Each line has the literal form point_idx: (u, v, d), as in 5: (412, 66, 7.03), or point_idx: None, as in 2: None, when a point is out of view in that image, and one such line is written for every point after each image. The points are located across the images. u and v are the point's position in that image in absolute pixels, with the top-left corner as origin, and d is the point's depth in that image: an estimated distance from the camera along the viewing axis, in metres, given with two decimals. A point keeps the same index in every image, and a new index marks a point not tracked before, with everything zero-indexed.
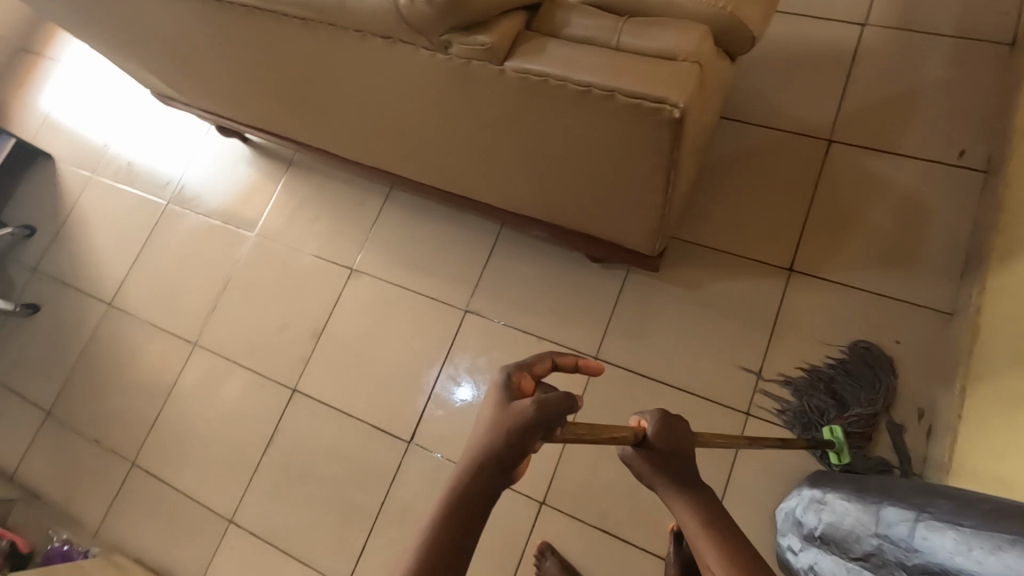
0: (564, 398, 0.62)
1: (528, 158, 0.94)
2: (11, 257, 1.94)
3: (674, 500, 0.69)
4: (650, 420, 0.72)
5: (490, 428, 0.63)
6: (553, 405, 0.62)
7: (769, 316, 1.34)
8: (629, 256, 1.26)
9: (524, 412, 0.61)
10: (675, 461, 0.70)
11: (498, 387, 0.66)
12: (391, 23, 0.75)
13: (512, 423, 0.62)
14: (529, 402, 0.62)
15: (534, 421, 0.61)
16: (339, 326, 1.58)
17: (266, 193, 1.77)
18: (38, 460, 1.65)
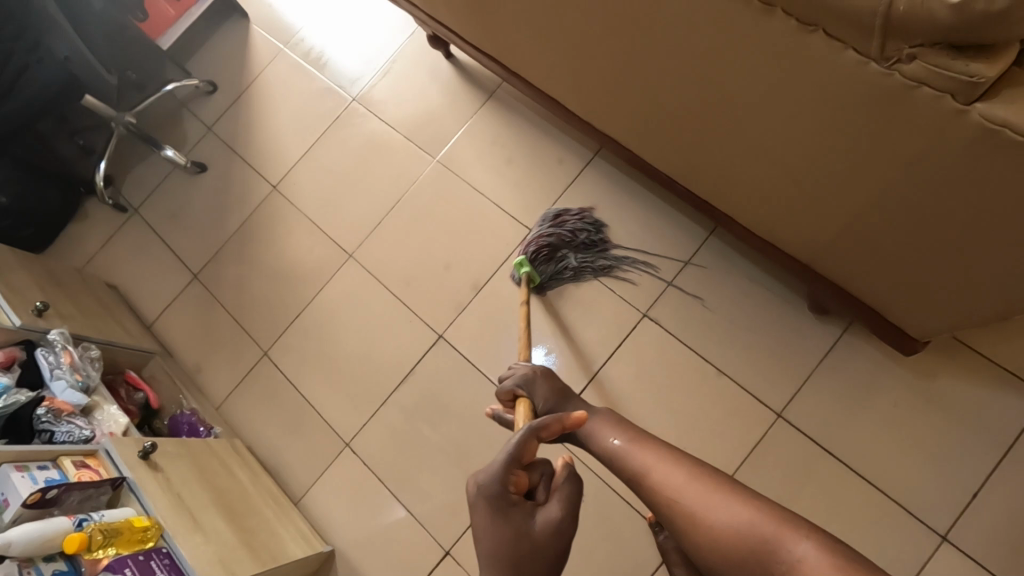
0: (575, 478, 0.74)
1: (879, 194, 0.79)
2: (188, 109, 1.92)
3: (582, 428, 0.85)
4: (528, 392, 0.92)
5: (529, 552, 0.67)
6: (574, 500, 0.73)
7: (1006, 438, 1.15)
8: (883, 331, 1.07)
9: (557, 519, 0.70)
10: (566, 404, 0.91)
11: (511, 506, 0.70)
12: (842, 14, 0.60)
13: (552, 532, 0.69)
14: (554, 508, 0.71)
15: (567, 518, 0.71)
16: (502, 286, 1.48)
17: (459, 120, 1.65)
18: (180, 319, 1.68)
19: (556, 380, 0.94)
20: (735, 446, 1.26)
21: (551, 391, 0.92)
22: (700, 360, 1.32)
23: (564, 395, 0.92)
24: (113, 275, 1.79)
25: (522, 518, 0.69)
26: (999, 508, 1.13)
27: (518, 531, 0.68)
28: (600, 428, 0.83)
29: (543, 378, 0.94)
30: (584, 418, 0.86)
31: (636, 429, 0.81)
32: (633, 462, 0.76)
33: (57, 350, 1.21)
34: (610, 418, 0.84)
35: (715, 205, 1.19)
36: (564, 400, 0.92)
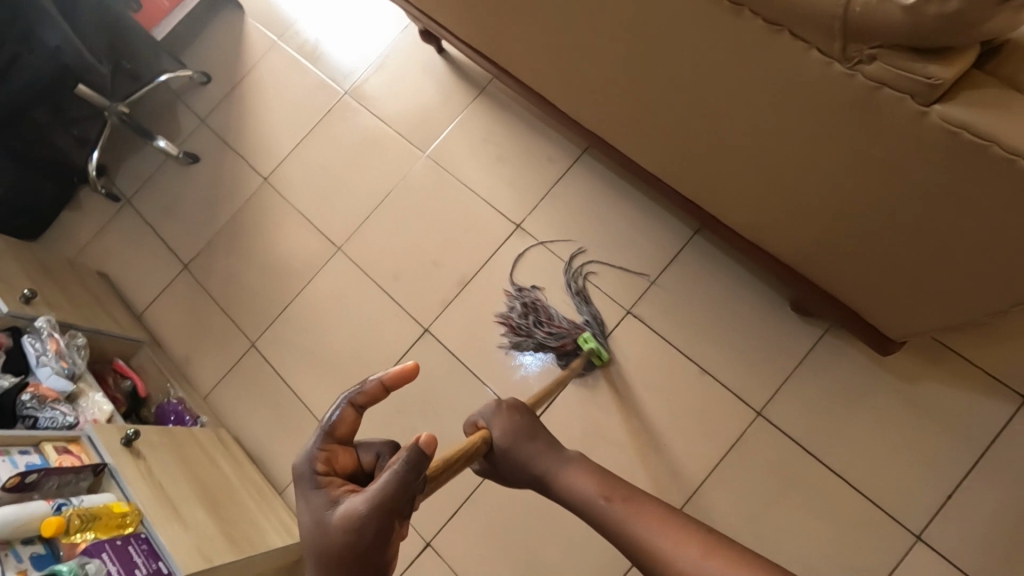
0: (402, 467, 0.62)
1: (852, 194, 0.80)
2: (182, 100, 1.92)
3: (558, 475, 0.82)
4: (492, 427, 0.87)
5: (326, 535, 0.65)
6: (392, 490, 0.63)
7: (984, 440, 1.16)
8: (860, 331, 1.07)
9: (358, 507, 0.63)
10: (532, 438, 0.86)
11: (315, 488, 0.69)
12: (804, 14, 0.61)
13: (350, 518, 0.64)
14: (358, 499, 0.63)
15: (369, 514, 0.63)
16: (489, 280, 1.49)
17: (451, 116, 1.65)
18: (170, 308, 1.70)
19: (528, 418, 0.89)
20: (715, 443, 1.27)
21: (520, 432, 0.87)
22: (682, 358, 1.33)
23: (533, 428, 0.87)
24: (105, 265, 1.80)
25: (329, 499, 0.67)
26: (974, 509, 1.13)
27: (319, 512, 0.67)
28: (577, 475, 0.81)
29: (506, 412, 0.89)
30: (561, 465, 0.83)
31: (615, 480, 0.79)
32: (622, 521, 0.74)
33: (44, 337, 1.22)
34: (589, 466, 0.82)
35: (698, 204, 1.20)
36: (530, 436, 0.86)
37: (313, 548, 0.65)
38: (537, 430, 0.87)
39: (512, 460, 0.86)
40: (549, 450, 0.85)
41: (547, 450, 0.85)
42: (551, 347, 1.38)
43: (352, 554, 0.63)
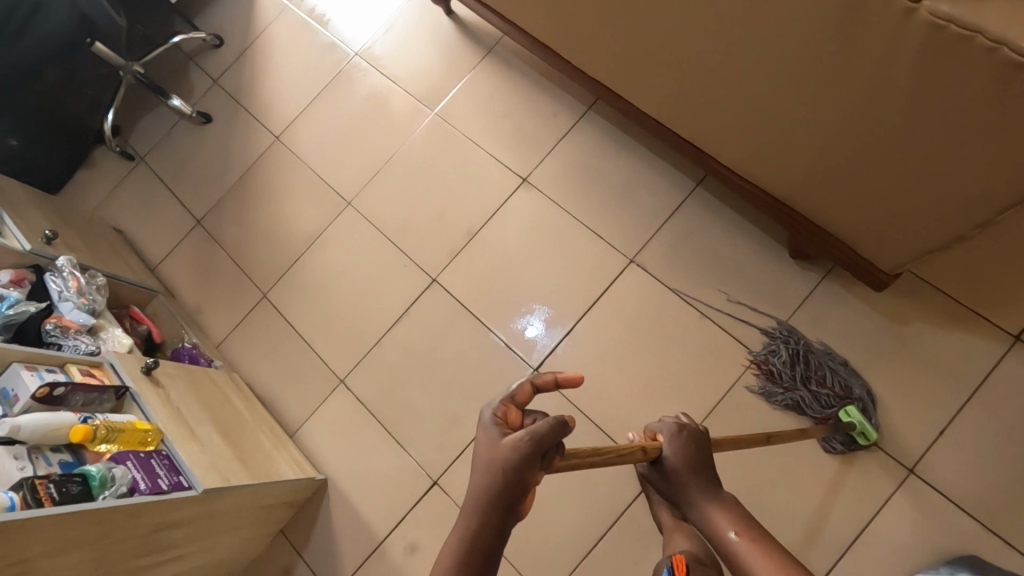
0: (558, 422, 0.56)
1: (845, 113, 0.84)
2: (195, 62, 1.96)
3: (711, 524, 0.60)
4: (666, 436, 0.66)
5: (490, 467, 0.57)
6: (546, 436, 0.56)
7: (975, 378, 1.19)
8: (852, 270, 1.11)
9: (519, 441, 0.56)
10: (703, 476, 0.63)
11: (484, 427, 0.60)
12: None
13: (513, 455, 0.56)
14: (523, 433, 0.56)
15: (529, 453, 0.56)
16: (496, 232, 1.53)
17: (459, 74, 1.68)
18: (183, 262, 1.74)
19: (707, 446, 0.66)
20: (714, 383, 1.31)
21: (691, 456, 0.64)
22: (682, 304, 1.37)
23: (706, 464, 0.64)
24: (119, 221, 1.84)
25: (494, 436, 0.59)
26: (964, 444, 1.17)
27: (487, 445, 0.59)
28: (733, 531, 0.58)
29: (687, 436, 0.66)
30: (716, 512, 0.60)
31: (788, 567, 0.55)
32: None
33: (64, 275, 1.27)
34: (758, 535, 0.57)
35: (700, 147, 1.23)
36: (700, 468, 0.63)
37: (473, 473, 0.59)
38: (710, 471, 0.63)
39: (669, 482, 0.64)
40: (708, 492, 0.61)
41: (708, 490, 0.62)
42: (810, 415, 1.23)
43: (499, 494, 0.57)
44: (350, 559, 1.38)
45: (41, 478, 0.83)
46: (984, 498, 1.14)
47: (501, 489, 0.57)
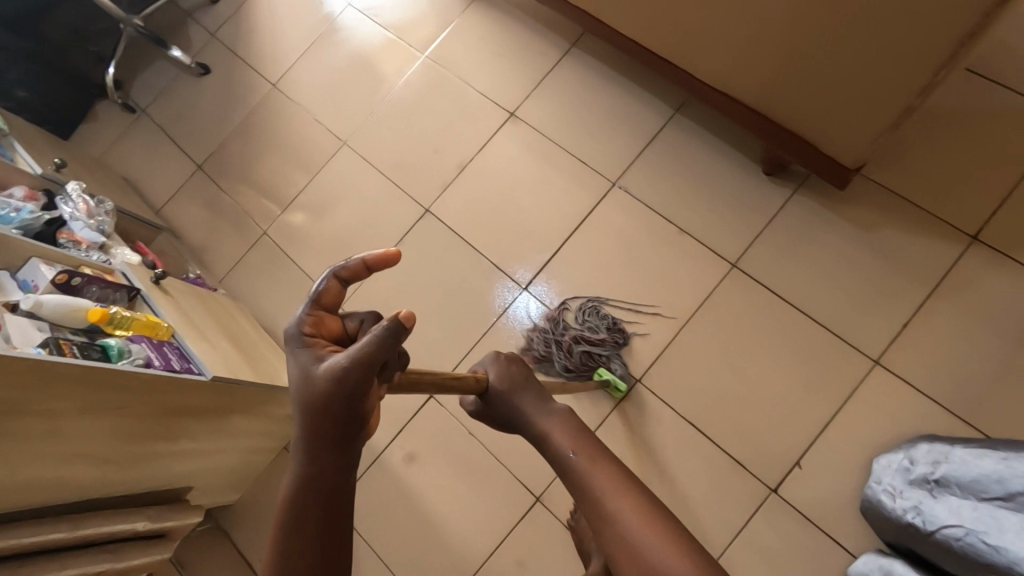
0: (388, 329, 0.54)
1: None
2: (194, 17, 2.02)
3: (540, 427, 0.74)
4: (490, 368, 0.80)
5: (308, 396, 0.55)
6: (372, 353, 0.54)
7: (936, 276, 1.27)
8: (821, 171, 1.19)
9: (339, 365, 0.54)
10: (528, 391, 0.78)
11: (299, 349, 0.57)
12: None
13: (333, 382, 0.54)
14: (342, 358, 0.54)
15: (353, 375, 0.54)
16: (486, 163, 1.60)
17: (448, 18, 1.75)
18: (187, 204, 1.81)
19: (524, 367, 0.80)
20: (693, 293, 1.39)
21: (512, 376, 0.79)
22: (662, 222, 1.44)
23: (529, 382, 0.78)
24: (124, 169, 1.91)
25: (311, 359, 0.56)
26: (926, 336, 1.25)
27: (301, 374, 0.56)
28: (563, 440, 0.71)
29: (504, 362, 0.80)
30: (544, 415, 0.75)
31: (599, 445, 0.70)
32: (588, 481, 0.67)
33: (75, 199, 1.33)
34: (572, 422, 0.74)
35: (676, 63, 1.30)
36: (523, 383, 0.79)
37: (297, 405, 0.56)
38: (533, 387, 0.79)
39: (500, 401, 0.78)
40: (541, 409, 0.76)
41: (534, 405, 0.77)
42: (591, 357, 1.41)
43: (329, 417, 0.55)
44: None
45: (66, 341, 0.94)
46: (943, 385, 1.21)
47: (323, 407, 0.55)
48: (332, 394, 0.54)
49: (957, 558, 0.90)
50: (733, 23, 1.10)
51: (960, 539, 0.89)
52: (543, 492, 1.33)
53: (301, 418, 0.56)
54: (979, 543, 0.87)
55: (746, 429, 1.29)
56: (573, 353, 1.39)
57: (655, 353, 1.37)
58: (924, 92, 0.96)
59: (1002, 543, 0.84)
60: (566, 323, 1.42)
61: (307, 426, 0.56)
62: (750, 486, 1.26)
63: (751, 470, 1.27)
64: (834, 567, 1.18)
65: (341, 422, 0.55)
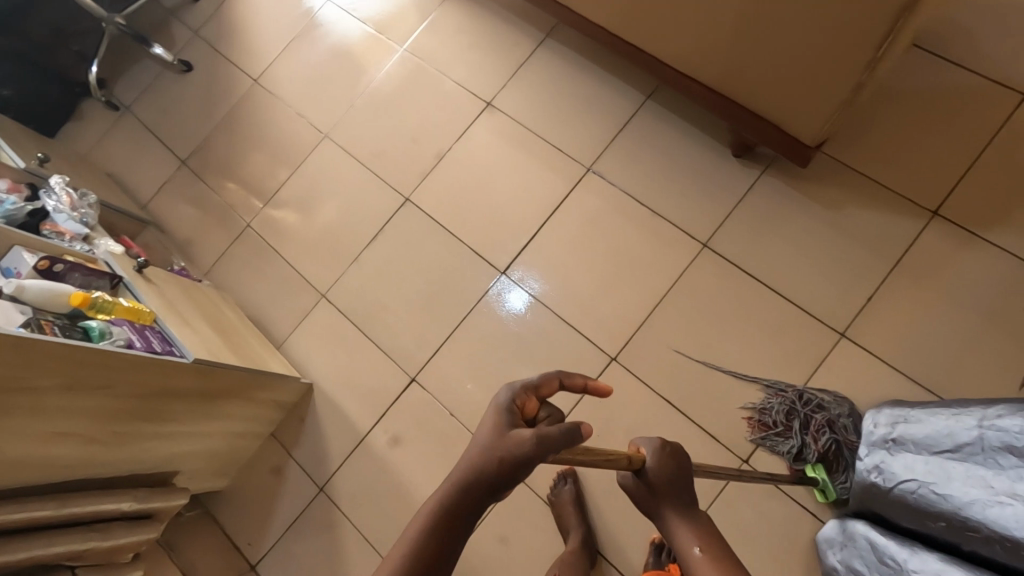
0: (569, 429, 0.61)
1: None
2: (176, 16, 2.05)
3: (677, 528, 0.69)
4: (649, 450, 0.73)
5: (488, 452, 0.61)
6: (553, 438, 0.60)
7: (898, 250, 1.31)
8: (784, 147, 1.23)
9: (525, 437, 0.60)
10: (680, 493, 0.71)
11: (501, 408, 0.64)
12: None
13: (514, 448, 0.60)
14: (529, 433, 0.60)
15: (533, 450, 0.60)
16: (463, 152, 1.63)
17: (426, 11, 1.78)
18: (171, 199, 1.84)
19: (687, 463, 0.73)
20: (667, 273, 1.42)
21: (671, 468, 0.71)
22: (636, 205, 1.48)
23: (684, 478, 0.72)
24: (109, 166, 1.94)
25: (505, 418, 0.63)
26: (888, 309, 1.29)
27: (493, 429, 0.62)
28: (695, 548, 0.67)
29: (669, 456, 0.72)
30: (683, 519, 0.70)
31: (737, 567, 0.66)
32: None
33: (58, 192, 1.36)
34: (711, 533, 0.69)
35: (643, 48, 1.34)
36: (678, 482, 0.71)
37: (477, 452, 0.62)
38: (686, 490, 0.72)
39: (648, 490, 0.71)
40: (682, 510, 0.70)
41: (683, 512, 0.70)
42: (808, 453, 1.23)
43: (495, 479, 0.61)
44: (337, 453, 1.49)
45: (48, 321, 0.98)
46: (907, 354, 1.26)
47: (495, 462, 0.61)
48: (511, 463, 0.61)
49: (913, 511, 0.95)
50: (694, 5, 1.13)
51: (915, 492, 0.94)
52: None
53: (468, 469, 0.63)
54: (929, 493, 0.92)
55: (720, 404, 1.32)
56: (797, 432, 1.24)
57: (630, 333, 1.41)
58: (871, 65, 1.01)
59: (948, 491, 0.89)
60: (830, 409, 1.23)
61: (478, 470, 0.62)
62: (722, 458, 1.30)
63: (724, 443, 1.30)
64: (805, 533, 1.22)
65: (503, 486, 0.61)
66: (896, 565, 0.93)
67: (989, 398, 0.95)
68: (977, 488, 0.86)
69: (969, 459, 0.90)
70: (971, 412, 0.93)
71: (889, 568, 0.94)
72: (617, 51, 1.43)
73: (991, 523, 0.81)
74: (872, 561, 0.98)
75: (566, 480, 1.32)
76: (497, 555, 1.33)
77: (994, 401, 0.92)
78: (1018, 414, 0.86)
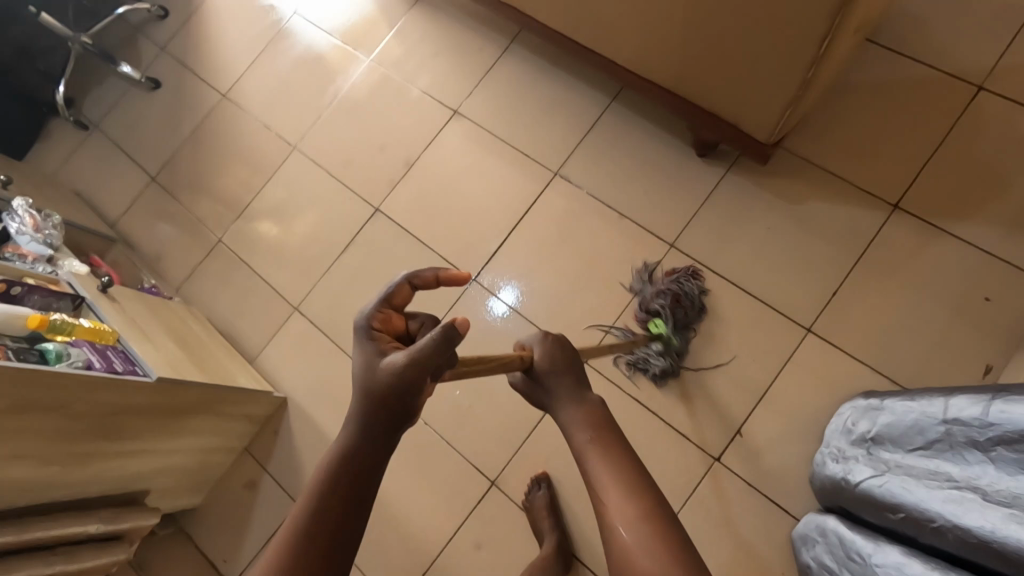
0: (443, 337, 0.59)
1: None
2: (142, 33, 2.04)
3: (563, 409, 0.72)
4: (536, 346, 0.76)
5: (368, 391, 0.61)
6: (425, 353, 0.60)
7: (862, 244, 1.33)
8: (742, 146, 1.26)
9: (397, 361, 0.60)
10: (575, 379, 0.74)
11: (364, 341, 0.64)
12: None
13: (393, 379, 0.60)
14: (400, 356, 0.60)
15: (410, 369, 0.59)
16: (432, 160, 1.64)
17: (392, 21, 1.78)
18: (141, 216, 1.83)
19: (571, 352, 0.76)
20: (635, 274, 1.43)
21: (559, 358, 0.75)
22: (603, 207, 1.49)
23: (573, 366, 0.75)
24: (78, 185, 1.93)
25: (373, 357, 0.62)
26: (852, 303, 1.30)
27: (365, 367, 0.62)
28: (582, 424, 0.70)
29: (553, 341, 0.77)
30: (570, 399, 0.73)
31: (614, 432, 0.69)
32: (590, 464, 0.67)
33: (21, 213, 1.34)
34: (594, 408, 0.72)
35: (601, 52, 1.35)
36: (566, 368, 0.75)
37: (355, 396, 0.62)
38: (578, 373, 0.75)
39: (539, 380, 0.75)
40: (571, 392, 0.73)
41: (572, 391, 0.73)
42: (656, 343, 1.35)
43: (383, 415, 0.60)
44: (313, 466, 1.48)
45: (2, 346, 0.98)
46: (873, 346, 1.27)
47: (378, 398, 0.60)
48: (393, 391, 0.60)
49: (875, 504, 0.95)
50: (644, 8, 1.15)
51: (882, 486, 0.95)
52: (499, 475, 1.37)
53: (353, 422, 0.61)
54: (893, 488, 0.92)
55: (690, 403, 1.33)
56: (689, 303, 1.36)
57: (601, 335, 1.41)
58: (815, 62, 1.02)
59: (912, 484, 0.90)
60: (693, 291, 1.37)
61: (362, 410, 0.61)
62: (693, 456, 1.31)
63: (695, 442, 1.31)
64: (778, 527, 1.23)
65: (397, 416, 0.61)
66: (862, 560, 0.93)
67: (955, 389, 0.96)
68: (940, 481, 0.87)
69: (939, 455, 0.91)
70: (934, 405, 0.95)
71: (855, 563, 0.94)
72: (578, 55, 1.43)
73: (947, 514, 0.81)
74: (841, 557, 0.99)
75: (540, 487, 1.31)
76: (473, 561, 1.33)
77: (956, 390, 0.94)
78: (975, 404, 0.87)
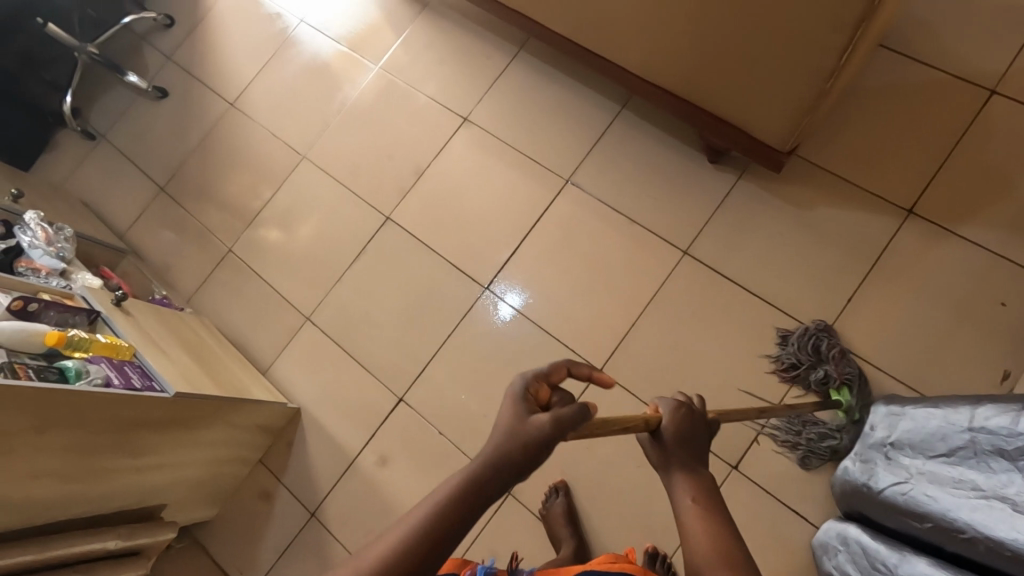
0: (582, 412, 0.64)
1: None
2: (148, 42, 2.04)
3: (677, 480, 0.69)
4: (665, 408, 0.73)
5: (512, 439, 0.62)
6: (562, 429, 0.62)
7: (876, 250, 1.32)
8: (756, 153, 1.26)
9: (541, 428, 0.62)
10: (696, 452, 0.71)
11: (515, 401, 0.64)
12: None
13: (533, 444, 0.62)
14: (546, 424, 0.62)
15: (551, 439, 0.62)
16: (442, 168, 1.63)
17: (399, 28, 1.77)
18: (149, 226, 1.83)
19: (699, 423, 0.73)
20: (648, 282, 1.43)
21: (685, 427, 0.71)
22: (615, 214, 1.48)
23: (697, 439, 0.71)
24: (86, 196, 1.92)
25: (519, 417, 0.63)
26: (867, 309, 1.30)
27: (509, 426, 0.63)
28: (692, 503, 0.68)
29: (685, 410, 0.73)
30: (687, 473, 0.69)
31: (726, 524, 0.66)
32: (695, 549, 0.65)
33: (33, 227, 1.34)
34: (709, 492, 0.69)
35: (612, 60, 1.35)
36: (690, 439, 0.71)
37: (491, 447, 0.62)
38: (700, 448, 0.72)
39: (660, 444, 0.71)
40: (689, 465, 0.70)
41: (689, 467, 0.70)
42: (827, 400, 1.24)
43: (520, 462, 0.61)
44: (327, 476, 1.48)
45: (20, 365, 0.97)
46: (889, 352, 1.27)
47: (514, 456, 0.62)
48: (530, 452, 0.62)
49: (900, 511, 0.95)
50: (657, 16, 1.15)
51: (905, 494, 0.94)
52: (514, 485, 1.36)
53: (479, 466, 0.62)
54: (918, 495, 0.92)
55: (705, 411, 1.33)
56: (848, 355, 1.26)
57: (615, 343, 1.41)
58: (830, 69, 1.02)
59: (938, 493, 0.90)
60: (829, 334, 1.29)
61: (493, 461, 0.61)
62: (710, 464, 1.30)
63: (711, 450, 1.31)
64: (796, 535, 1.23)
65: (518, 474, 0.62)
66: (887, 570, 0.92)
67: (979, 396, 0.96)
68: (966, 489, 0.87)
69: (963, 463, 0.91)
70: (959, 413, 0.94)
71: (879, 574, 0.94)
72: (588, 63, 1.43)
73: (975, 524, 0.81)
74: (864, 567, 0.98)
75: (556, 496, 1.31)
76: None
77: (981, 399, 0.93)
78: (1004, 414, 0.87)
